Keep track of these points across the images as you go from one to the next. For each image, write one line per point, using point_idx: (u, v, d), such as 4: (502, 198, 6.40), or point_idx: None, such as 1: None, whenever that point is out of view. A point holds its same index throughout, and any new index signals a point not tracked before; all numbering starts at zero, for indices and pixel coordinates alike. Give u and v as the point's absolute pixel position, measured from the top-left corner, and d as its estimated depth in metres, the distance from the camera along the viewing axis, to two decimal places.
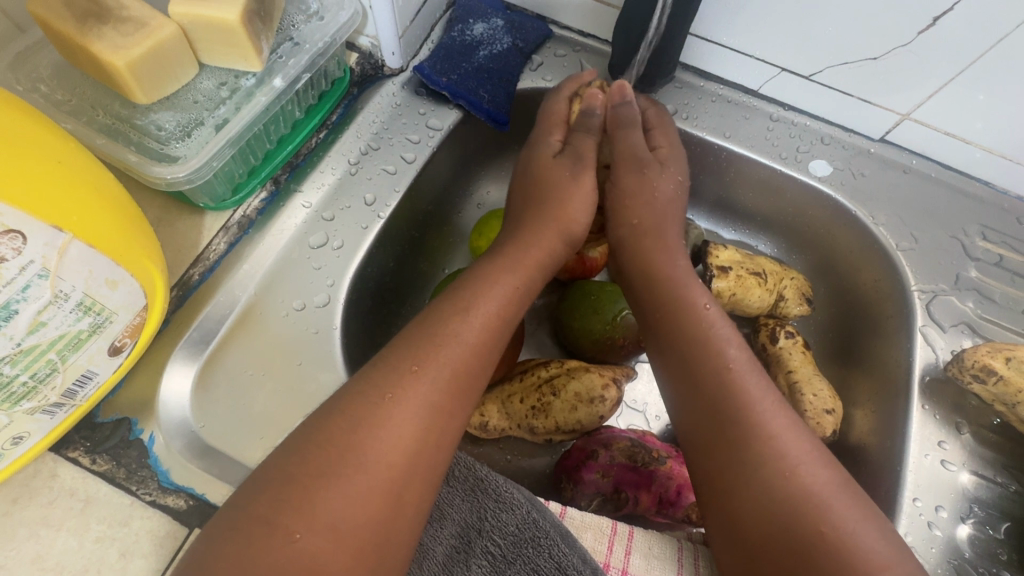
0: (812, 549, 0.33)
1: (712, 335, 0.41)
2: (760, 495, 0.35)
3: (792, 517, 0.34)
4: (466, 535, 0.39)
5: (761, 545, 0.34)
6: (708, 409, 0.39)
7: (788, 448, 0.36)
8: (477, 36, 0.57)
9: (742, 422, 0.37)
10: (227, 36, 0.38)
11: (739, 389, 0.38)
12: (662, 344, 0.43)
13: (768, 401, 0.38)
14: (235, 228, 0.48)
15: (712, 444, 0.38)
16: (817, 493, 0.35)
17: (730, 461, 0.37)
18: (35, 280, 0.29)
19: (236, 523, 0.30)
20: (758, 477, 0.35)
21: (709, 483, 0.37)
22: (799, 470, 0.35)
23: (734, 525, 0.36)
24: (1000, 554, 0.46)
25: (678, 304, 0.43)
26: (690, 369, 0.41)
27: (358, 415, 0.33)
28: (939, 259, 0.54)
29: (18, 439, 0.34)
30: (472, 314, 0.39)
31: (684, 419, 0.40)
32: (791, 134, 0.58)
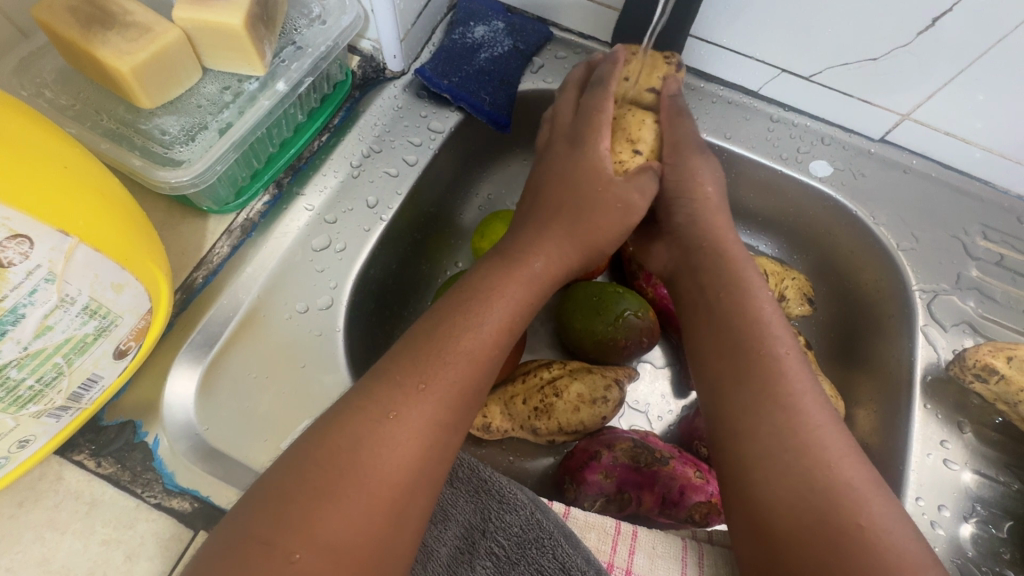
0: (844, 542, 0.33)
1: (763, 325, 0.41)
2: (795, 484, 0.35)
3: (827, 510, 0.34)
4: (470, 536, 0.39)
5: (792, 535, 0.34)
6: (756, 392, 0.38)
7: (828, 443, 0.36)
8: (478, 39, 0.57)
9: (783, 417, 0.37)
10: (230, 41, 0.39)
11: (787, 378, 0.38)
12: (707, 331, 0.43)
13: (814, 396, 0.38)
14: (238, 232, 0.48)
15: (755, 426, 0.37)
16: (854, 490, 0.35)
17: (774, 445, 0.36)
18: (42, 284, 0.29)
19: (245, 524, 0.30)
20: (799, 467, 0.35)
21: (744, 465, 0.37)
22: (838, 465, 0.35)
23: (765, 512, 0.35)
24: (1003, 553, 0.46)
25: (730, 293, 0.43)
26: (739, 353, 0.40)
27: (366, 416, 0.34)
28: (940, 259, 0.54)
29: (25, 442, 0.35)
30: (475, 316, 0.39)
31: (722, 401, 0.40)
32: (791, 135, 0.59)
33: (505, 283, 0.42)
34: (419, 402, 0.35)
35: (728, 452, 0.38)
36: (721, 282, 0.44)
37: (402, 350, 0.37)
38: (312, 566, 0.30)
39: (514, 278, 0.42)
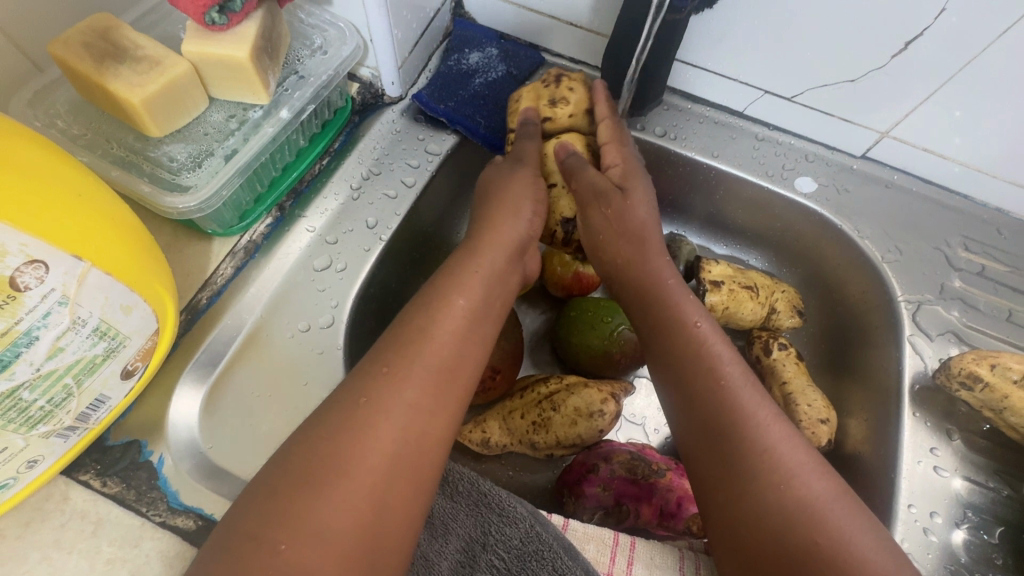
0: (804, 555, 0.34)
1: (705, 347, 0.43)
2: (753, 503, 0.36)
3: (784, 525, 0.35)
4: (471, 549, 0.40)
5: (756, 556, 0.35)
6: (699, 421, 0.40)
7: (783, 459, 0.37)
8: (472, 65, 0.62)
9: (738, 434, 0.38)
10: (237, 73, 0.40)
11: (732, 399, 0.40)
12: (659, 359, 0.45)
13: (760, 410, 0.39)
14: (242, 253, 0.49)
15: (704, 454, 0.39)
16: (813, 504, 0.36)
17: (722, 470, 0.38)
18: (55, 307, 0.30)
19: (250, 533, 0.31)
20: (754, 487, 0.37)
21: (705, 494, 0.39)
22: (792, 478, 0.37)
23: (734, 531, 0.37)
24: (995, 558, 0.47)
25: (675, 320, 0.45)
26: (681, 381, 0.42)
27: (370, 430, 0.34)
28: (923, 271, 0.56)
29: (32, 463, 0.35)
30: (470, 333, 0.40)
31: (680, 432, 0.42)
32: (776, 153, 0.61)
33: (503, 300, 0.43)
34: (421, 413, 0.36)
35: (696, 471, 0.40)
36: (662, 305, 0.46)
37: (400, 361, 0.37)
38: None
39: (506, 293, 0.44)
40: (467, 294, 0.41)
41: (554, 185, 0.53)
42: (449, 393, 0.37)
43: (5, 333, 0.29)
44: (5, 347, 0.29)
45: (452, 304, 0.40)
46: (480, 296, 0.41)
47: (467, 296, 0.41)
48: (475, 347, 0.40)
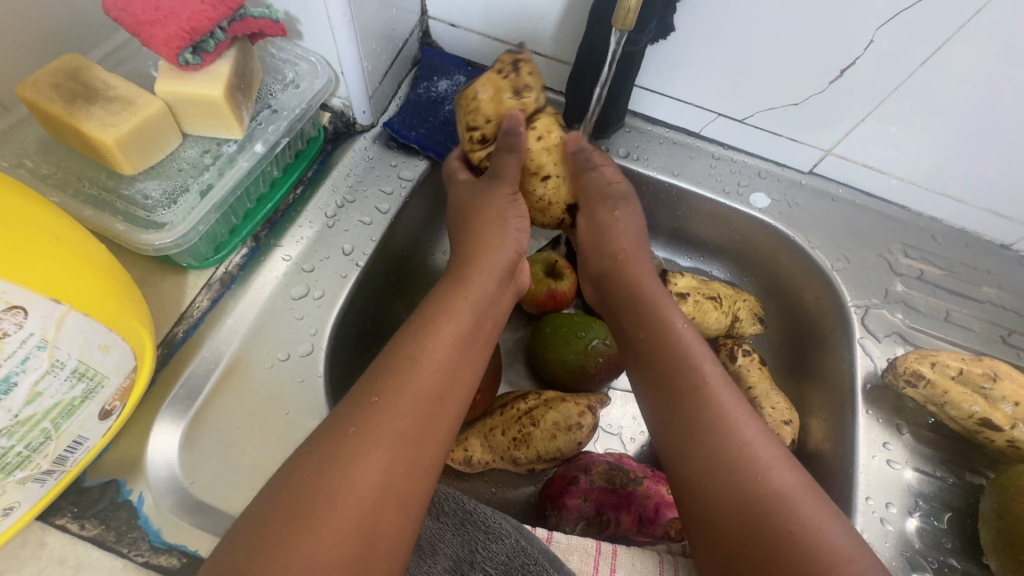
0: (781, 544, 0.36)
1: (689, 352, 0.46)
2: (733, 499, 0.39)
3: (763, 519, 0.37)
4: (459, 567, 0.41)
5: (738, 555, 0.37)
6: (690, 426, 0.42)
7: (759, 455, 0.40)
8: (442, 92, 0.65)
9: (717, 433, 0.41)
10: (211, 111, 0.41)
11: (712, 398, 0.43)
12: (643, 364, 0.47)
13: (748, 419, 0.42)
14: (218, 285, 0.49)
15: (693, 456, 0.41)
16: (787, 496, 0.38)
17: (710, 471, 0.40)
18: (34, 352, 0.30)
19: (234, 563, 0.31)
20: (732, 483, 0.39)
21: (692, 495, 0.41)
22: (775, 482, 0.39)
23: (714, 526, 0.39)
24: (945, 542, 0.50)
25: (656, 327, 0.48)
26: (672, 387, 0.45)
27: (358, 458, 0.35)
28: (869, 277, 0.61)
29: (9, 509, 0.34)
30: (453, 356, 0.41)
31: (666, 437, 0.44)
32: (731, 170, 0.65)
33: (483, 321, 0.45)
34: (407, 439, 0.37)
35: (676, 470, 0.42)
36: (648, 311, 0.49)
37: (383, 388, 0.38)
38: None
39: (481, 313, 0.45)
40: (448, 316, 0.43)
41: (547, 175, 0.52)
42: (433, 417, 0.39)
43: None
44: None
45: (433, 329, 0.42)
46: (458, 318, 0.43)
47: (449, 318, 0.42)
48: (460, 369, 0.41)
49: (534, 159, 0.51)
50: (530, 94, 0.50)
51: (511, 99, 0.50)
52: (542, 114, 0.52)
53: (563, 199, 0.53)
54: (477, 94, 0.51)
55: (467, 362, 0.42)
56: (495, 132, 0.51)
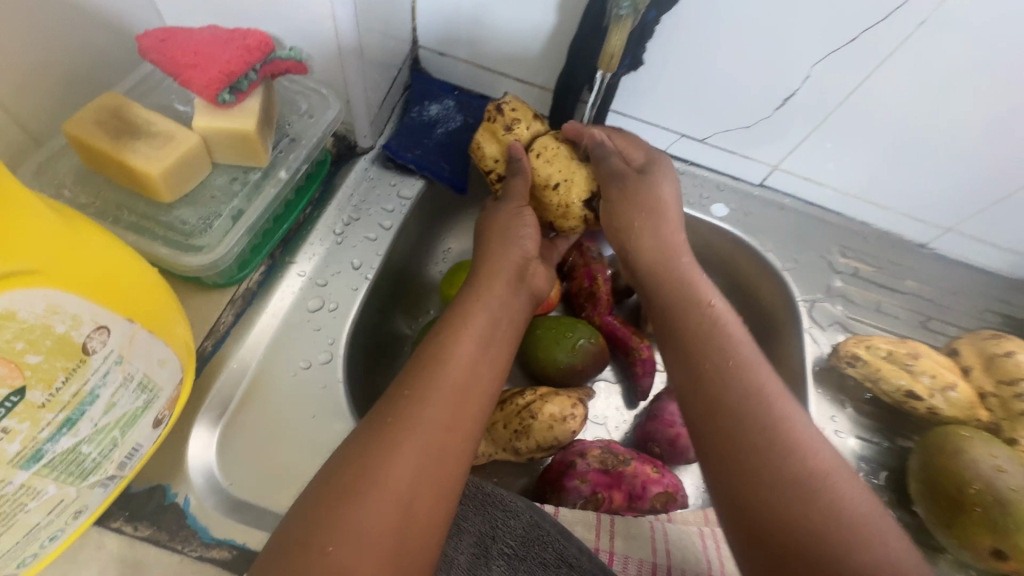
0: (819, 519, 0.38)
1: (724, 336, 0.48)
2: (773, 477, 0.40)
3: (804, 497, 0.39)
4: (483, 542, 0.46)
5: (773, 530, 0.39)
6: (742, 402, 0.44)
7: (799, 436, 0.42)
8: (433, 116, 0.70)
9: (760, 413, 0.43)
10: (242, 145, 0.45)
11: (752, 380, 0.45)
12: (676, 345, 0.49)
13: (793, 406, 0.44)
14: (241, 300, 0.53)
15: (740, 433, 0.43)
16: (823, 473, 0.40)
17: (757, 443, 0.42)
18: (113, 366, 0.33)
19: (297, 538, 0.36)
20: (775, 463, 0.41)
21: (749, 475, 0.41)
22: (815, 457, 0.41)
23: (755, 504, 0.40)
24: (883, 496, 0.60)
25: (691, 314, 0.50)
26: (727, 373, 0.45)
27: (396, 446, 0.40)
28: (814, 275, 0.70)
29: (78, 513, 0.37)
30: (475, 356, 0.46)
31: (697, 410, 0.45)
32: (694, 184, 0.73)
33: (497, 323, 0.50)
34: (438, 430, 0.41)
35: (713, 446, 0.43)
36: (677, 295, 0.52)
37: (414, 383, 0.43)
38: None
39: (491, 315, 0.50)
40: (465, 320, 0.48)
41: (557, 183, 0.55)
42: (462, 409, 0.43)
43: (76, 395, 0.32)
44: (73, 409, 0.32)
45: (452, 333, 0.47)
46: (473, 321, 0.48)
47: (466, 321, 0.48)
48: (480, 364, 0.46)
49: (542, 174, 0.55)
50: (520, 123, 0.56)
51: (506, 134, 0.56)
52: (540, 133, 0.57)
53: (579, 196, 0.55)
54: (479, 145, 0.58)
55: (489, 358, 0.47)
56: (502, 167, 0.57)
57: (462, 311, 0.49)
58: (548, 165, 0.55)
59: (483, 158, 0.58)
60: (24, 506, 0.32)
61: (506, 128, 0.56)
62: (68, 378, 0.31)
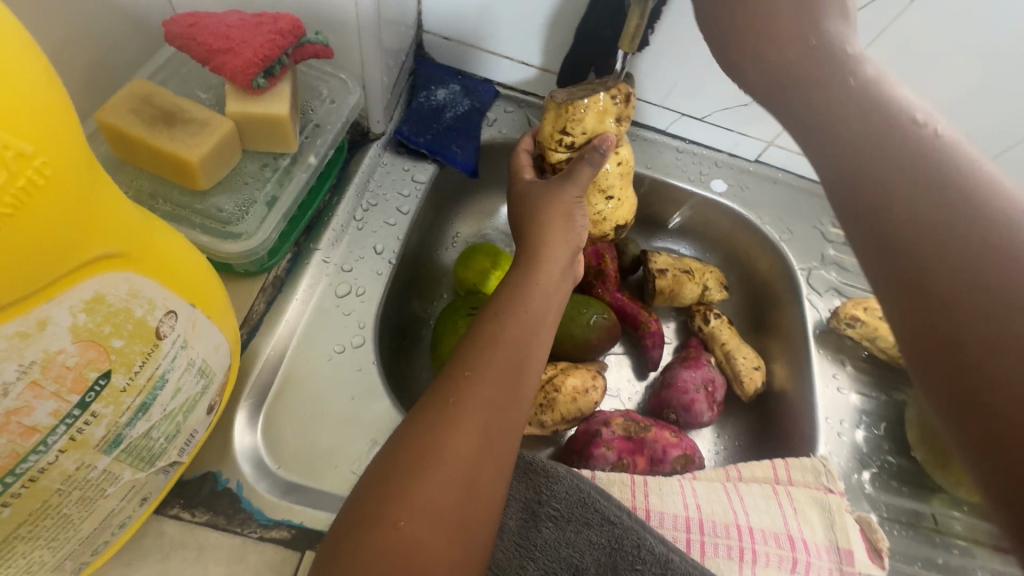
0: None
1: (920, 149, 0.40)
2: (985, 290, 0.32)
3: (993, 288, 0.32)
4: (529, 508, 0.48)
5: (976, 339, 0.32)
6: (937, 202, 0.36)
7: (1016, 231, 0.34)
8: (441, 100, 0.70)
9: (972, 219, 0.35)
10: (274, 129, 0.45)
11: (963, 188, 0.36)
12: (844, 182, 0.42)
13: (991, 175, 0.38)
14: (271, 288, 0.54)
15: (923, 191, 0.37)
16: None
17: (928, 186, 0.37)
18: (180, 351, 0.34)
19: (370, 511, 0.38)
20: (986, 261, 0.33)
21: (922, 254, 0.36)
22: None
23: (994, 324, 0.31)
24: (884, 445, 0.64)
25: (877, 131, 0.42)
26: (927, 178, 0.38)
27: (457, 422, 0.41)
28: (809, 244, 0.75)
29: (145, 499, 0.37)
30: (523, 335, 0.48)
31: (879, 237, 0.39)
32: (694, 161, 0.76)
33: (545, 305, 0.52)
34: (494, 406, 0.43)
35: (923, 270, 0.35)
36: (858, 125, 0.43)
37: (472, 364, 0.45)
38: (422, 544, 0.37)
39: (540, 298, 0.51)
40: (516, 304, 0.49)
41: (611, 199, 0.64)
42: (517, 388, 0.45)
43: (150, 379, 0.32)
44: (148, 393, 0.32)
45: (502, 316, 0.48)
46: (523, 304, 0.50)
47: (517, 303, 0.50)
48: (526, 343, 0.48)
49: (609, 181, 0.62)
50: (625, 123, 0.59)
51: (611, 123, 0.58)
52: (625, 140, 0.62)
53: (619, 219, 0.67)
54: (582, 105, 0.56)
55: (535, 338, 0.49)
56: (583, 144, 0.58)
57: (506, 294, 0.50)
58: (612, 179, 0.63)
59: (573, 115, 0.56)
60: (105, 490, 0.32)
61: (615, 117, 0.57)
62: (144, 363, 0.31)
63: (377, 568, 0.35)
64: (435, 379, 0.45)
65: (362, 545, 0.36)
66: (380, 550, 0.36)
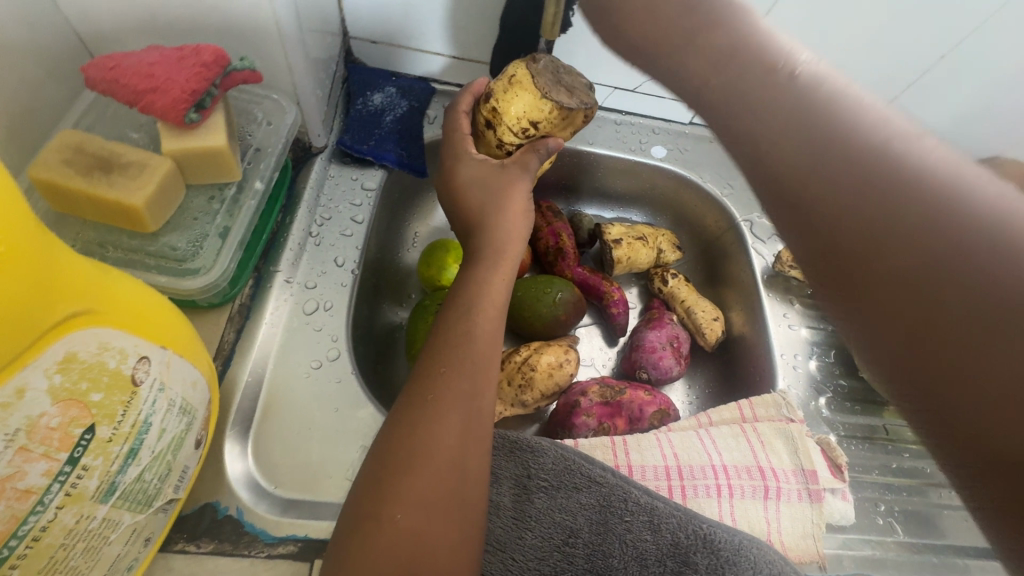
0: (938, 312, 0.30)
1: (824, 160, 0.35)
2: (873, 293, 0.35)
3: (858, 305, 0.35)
4: (520, 483, 0.51)
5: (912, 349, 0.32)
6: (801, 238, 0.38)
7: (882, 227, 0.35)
8: (378, 104, 0.71)
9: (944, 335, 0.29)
10: (215, 161, 0.45)
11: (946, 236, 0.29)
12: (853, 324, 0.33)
13: (924, 137, 0.32)
14: (238, 317, 0.55)
15: (861, 187, 0.32)
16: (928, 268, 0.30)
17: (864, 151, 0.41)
18: (158, 394, 0.35)
19: (370, 513, 0.40)
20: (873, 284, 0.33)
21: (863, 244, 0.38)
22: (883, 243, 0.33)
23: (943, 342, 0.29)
24: (836, 370, 0.70)
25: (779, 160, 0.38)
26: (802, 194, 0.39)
27: (439, 417, 0.43)
28: (748, 195, 0.79)
29: (148, 539, 0.38)
30: (490, 323, 0.50)
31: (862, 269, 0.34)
32: (633, 131, 0.79)
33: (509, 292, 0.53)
34: (474, 395, 0.45)
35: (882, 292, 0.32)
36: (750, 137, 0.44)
37: (447, 360, 0.46)
38: (422, 533, 0.40)
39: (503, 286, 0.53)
40: (478, 295, 0.51)
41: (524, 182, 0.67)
42: (489, 374, 0.47)
43: (134, 426, 0.33)
44: (134, 438, 0.33)
45: (467, 309, 0.50)
46: (486, 293, 0.51)
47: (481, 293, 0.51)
48: (493, 331, 0.50)
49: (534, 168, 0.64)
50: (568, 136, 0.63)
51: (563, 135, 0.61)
52: None
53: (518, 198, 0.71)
54: (565, 116, 0.58)
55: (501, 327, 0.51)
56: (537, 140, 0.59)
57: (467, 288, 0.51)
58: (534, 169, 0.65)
59: (552, 117, 0.57)
60: (108, 537, 0.34)
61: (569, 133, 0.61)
62: (125, 411, 0.32)
63: (382, 563, 0.38)
64: (410, 379, 0.47)
65: (367, 546, 0.39)
66: (384, 547, 0.38)
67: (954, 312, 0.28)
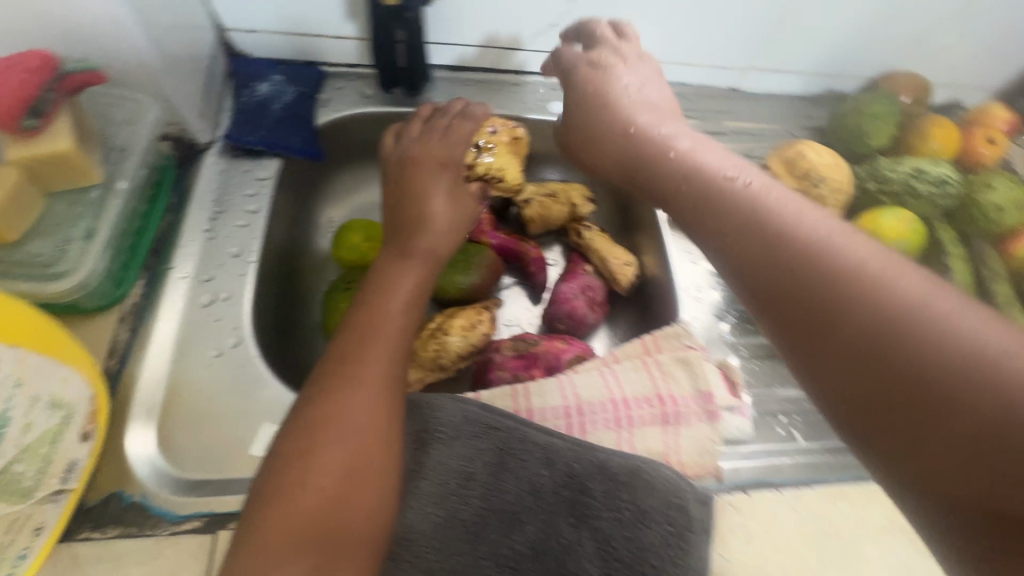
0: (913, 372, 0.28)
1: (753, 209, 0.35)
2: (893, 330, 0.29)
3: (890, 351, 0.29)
4: (420, 438, 0.52)
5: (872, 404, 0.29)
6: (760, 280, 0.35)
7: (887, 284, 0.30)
8: (264, 94, 0.70)
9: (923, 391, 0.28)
10: (66, 166, 0.48)
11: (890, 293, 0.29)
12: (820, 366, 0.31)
13: (868, 275, 0.31)
14: (131, 316, 0.57)
15: (860, 358, 0.29)
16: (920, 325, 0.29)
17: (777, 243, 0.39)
18: (13, 391, 0.37)
19: (281, 479, 0.41)
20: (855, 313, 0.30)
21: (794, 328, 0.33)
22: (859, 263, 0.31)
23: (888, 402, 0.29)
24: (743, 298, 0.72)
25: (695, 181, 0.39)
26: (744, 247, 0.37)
27: (359, 391, 0.45)
28: None
29: (39, 530, 0.40)
30: (411, 306, 0.52)
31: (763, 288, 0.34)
32: (530, 91, 0.80)
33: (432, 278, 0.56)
34: (391, 369, 0.48)
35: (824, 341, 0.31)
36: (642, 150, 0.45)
37: (372, 340, 0.48)
38: (333, 495, 0.41)
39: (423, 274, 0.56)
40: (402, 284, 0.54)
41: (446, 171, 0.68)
42: (407, 352, 0.50)
43: None
44: None
45: (389, 295, 0.52)
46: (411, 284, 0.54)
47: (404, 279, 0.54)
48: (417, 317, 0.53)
49: None
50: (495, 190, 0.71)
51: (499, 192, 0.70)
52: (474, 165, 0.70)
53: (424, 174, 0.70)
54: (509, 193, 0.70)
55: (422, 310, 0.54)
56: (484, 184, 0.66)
57: (389, 279, 0.54)
58: None
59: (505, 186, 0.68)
60: None
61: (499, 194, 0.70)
62: None
63: (292, 525, 0.39)
64: (332, 353, 0.48)
65: (275, 507, 0.39)
66: (294, 508, 0.39)
67: (957, 427, 0.26)
